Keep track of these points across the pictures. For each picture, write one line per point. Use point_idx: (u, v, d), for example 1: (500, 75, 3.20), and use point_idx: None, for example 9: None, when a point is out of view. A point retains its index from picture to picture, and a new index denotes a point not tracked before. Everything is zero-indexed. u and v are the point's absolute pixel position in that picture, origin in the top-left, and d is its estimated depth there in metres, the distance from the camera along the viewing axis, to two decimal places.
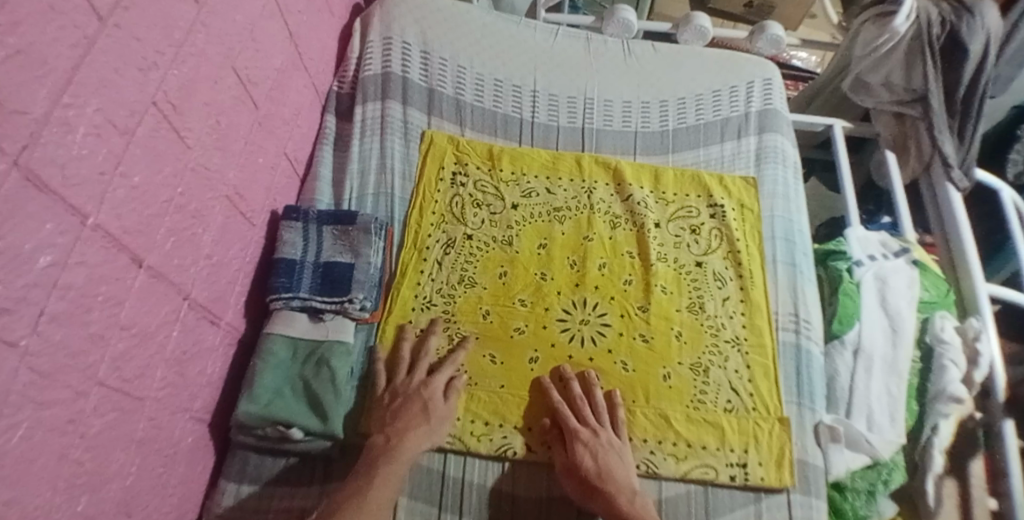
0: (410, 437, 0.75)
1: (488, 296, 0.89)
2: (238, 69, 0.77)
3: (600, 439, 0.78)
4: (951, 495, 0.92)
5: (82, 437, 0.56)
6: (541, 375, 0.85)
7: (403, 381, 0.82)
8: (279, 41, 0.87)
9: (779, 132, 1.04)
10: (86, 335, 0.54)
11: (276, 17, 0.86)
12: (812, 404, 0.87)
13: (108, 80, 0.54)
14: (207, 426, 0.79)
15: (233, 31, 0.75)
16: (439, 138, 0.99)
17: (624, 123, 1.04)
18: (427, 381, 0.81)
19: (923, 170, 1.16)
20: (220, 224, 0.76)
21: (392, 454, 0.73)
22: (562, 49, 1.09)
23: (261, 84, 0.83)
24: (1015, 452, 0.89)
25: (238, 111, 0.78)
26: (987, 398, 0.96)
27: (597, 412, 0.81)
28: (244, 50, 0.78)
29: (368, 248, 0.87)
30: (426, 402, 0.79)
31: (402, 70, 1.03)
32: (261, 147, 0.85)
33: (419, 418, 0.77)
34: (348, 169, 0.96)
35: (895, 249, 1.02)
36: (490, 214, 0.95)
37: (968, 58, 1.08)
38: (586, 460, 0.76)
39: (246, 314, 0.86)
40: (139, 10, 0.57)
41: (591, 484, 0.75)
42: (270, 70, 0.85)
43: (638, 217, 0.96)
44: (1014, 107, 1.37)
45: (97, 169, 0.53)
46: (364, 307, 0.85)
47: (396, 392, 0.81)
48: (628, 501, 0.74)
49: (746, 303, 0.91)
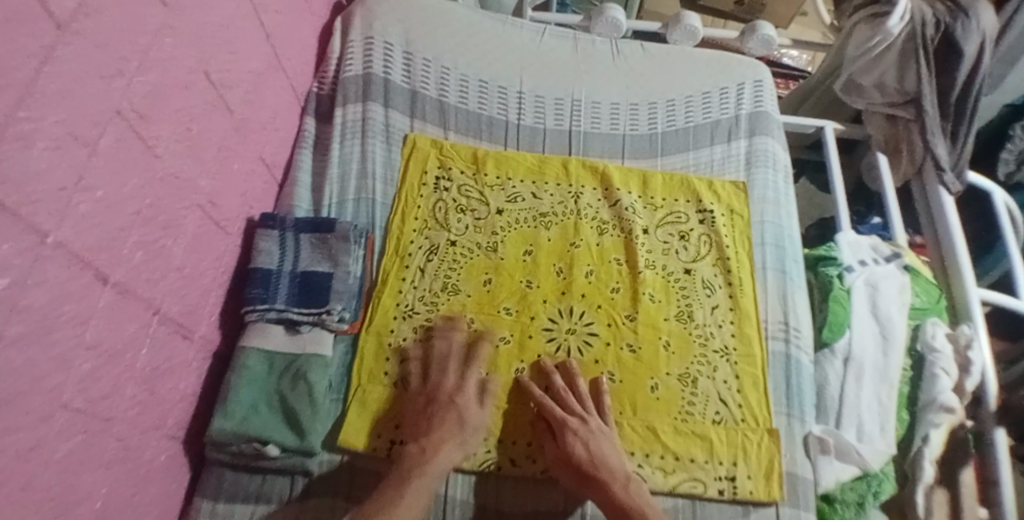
0: (442, 452, 0.73)
1: (472, 305, 0.86)
2: (211, 74, 0.74)
3: (589, 427, 0.76)
4: (942, 505, 0.89)
5: (47, 463, 0.53)
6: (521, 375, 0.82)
7: (437, 383, 0.79)
8: (255, 43, 0.84)
9: (770, 135, 1.01)
10: (49, 357, 0.51)
11: (251, 18, 0.82)
12: (802, 414, 0.85)
13: (69, 90, 0.50)
14: (181, 443, 0.76)
15: (205, 34, 0.72)
16: (422, 141, 0.96)
17: (612, 125, 1.02)
18: (461, 385, 0.78)
19: (915, 173, 1.14)
20: (192, 234, 0.73)
21: (426, 464, 0.71)
22: (550, 50, 1.06)
23: (236, 89, 0.80)
24: (1006, 462, 0.89)
25: (211, 116, 0.75)
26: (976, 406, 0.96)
27: (584, 403, 0.78)
28: (217, 53, 0.74)
29: (347, 257, 0.84)
30: (461, 411, 0.76)
31: (384, 71, 0.99)
32: (236, 153, 0.82)
33: (453, 427, 0.75)
34: (328, 174, 0.93)
35: (887, 254, 1.01)
36: (474, 219, 0.92)
37: (963, 60, 1.06)
38: (578, 449, 0.74)
39: (220, 326, 0.83)
40: (102, 16, 0.54)
41: (583, 473, 0.73)
42: (245, 74, 0.82)
43: (626, 223, 0.93)
44: (1008, 106, 1.37)
45: (58, 184, 0.50)
46: (343, 318, 0.82)
47: (430, 396, 0.78)
48: (622, 486, 0.72)
49: (736, 312, 0.89)
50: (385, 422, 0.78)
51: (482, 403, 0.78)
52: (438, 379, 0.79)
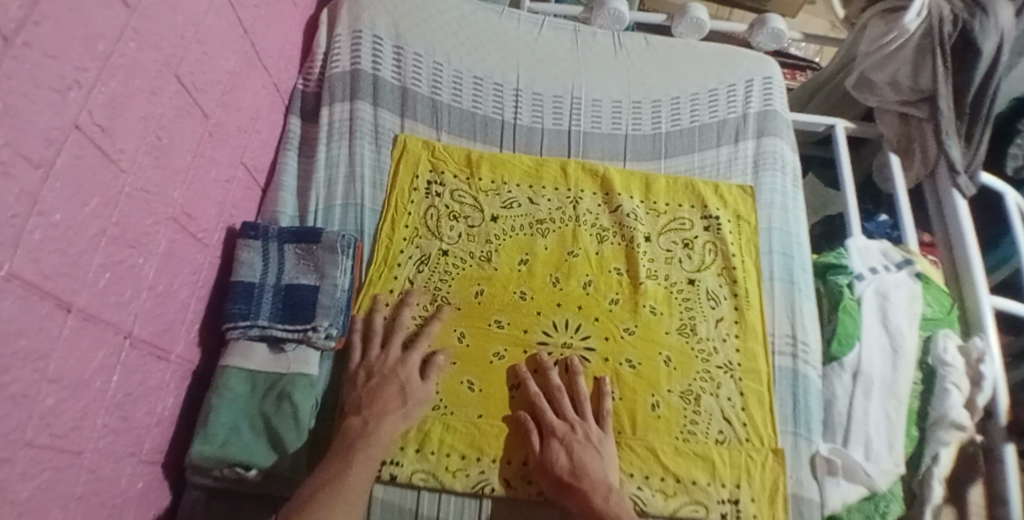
0: (385, 424, 0.71)
1: (463, 318, 0.82)
2: (181, 77, 0.68)
3: (577, 435, 0.73)
4: None
5: (11, 505, 0.48)
6: (517, 363, 0.80)
7: (378, 357, 0.77)
8: (230, 40, 0.78)
9: (779, 135, 0.96)
10: (6, 397, 0.46)
11: (226, 13, 0.76)
12: (809, 433, 0.82)
13: (17, 107, 0.45)
14: (160, 466, 0.72)
15: (173, 34, 0.66)
16: (412, 143, 0.90)
17: (614, 125, 0.96)
18: (403, 358, 0.76)
19: (927, 174, 1.09)
20: (164, 250, 0.68)
21: (368, 437, 0.69)
22: (548, 43, 1.00)
23: (210, 92, 0.74)
24: (1015, 478, 0.86)
25: (182, 122, 0.69)
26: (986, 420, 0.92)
27: (580, 409, 0.76)
28: (187, 55, 0.69)
29: (334, 269, 0.79)
30: (404, 384, 0.74)
31: (373, 67, 0.93)
32: (212, 160, 0.76)
33: (396, 401, 0.73)
34: (314, 179, 0.88)
35: (898, 260, 0.96)
36: (467, 226, 0.87)
37: (981, 58, 1.00)
38: (559, 457, 0.72)
39: (198, 343, 0.78)
40: (53, 23, 0.48)
41: (562, 481, 0.71)
42: (220, 74, 0.76)
43: (627, 230, 0.88)
44: (1015, 100, 1.34)
45: (8, 212, 0.45)
46: (330, 335, 0.76)
47: (371, 370, 0.75)
48: (604, 498, 0.69)
49: (741, 325, 0.85)
50: None
51: (425, 378, 0.76)
52: (386, 352, 0.77)
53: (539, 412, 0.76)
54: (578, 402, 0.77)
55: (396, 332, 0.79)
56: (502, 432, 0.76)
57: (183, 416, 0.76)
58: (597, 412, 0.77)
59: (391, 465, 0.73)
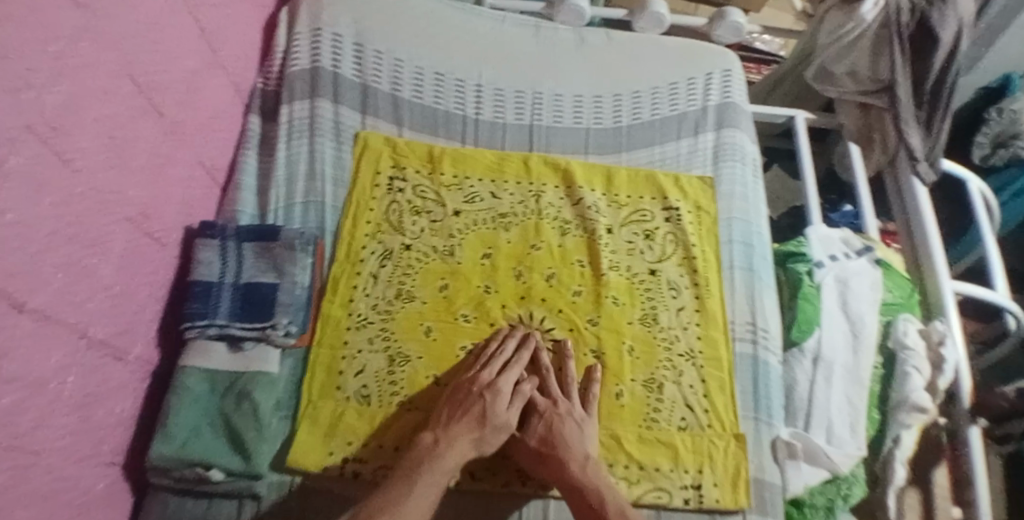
0: (454, 447, 0.69)
1: (429, 312, 0.82)
2: (138, 78, 0.68)
3: (559, 410, 0.75)
4: (913, 506, 0.91)
5: None
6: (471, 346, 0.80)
7: (470, 378, 0.75)
8: (187, 40, 0.78)
9: (738, 127, 0.98)
10: None
11: (183, 14, 0.76)
12: (770, 417, 0.83)
13: None
14: (121, 467, 0.72)
15: (130, 34, 0.66)
16: (374, 140, 0.90)
17: (575, 119, 0.97)
18: (494, 382, 0.74)
19: (888, 162, 1.11)
20: (122, 250, 0.68)
21: (436, 461, 0.67)
22: (510, 39, 1.00)
23: (167, 92, 0.74)
24: (980, 458, 0.87)
25: (139, 121, 0.69)
26: (952, 403, 0.94)
27: (566, 388, 0.78)
28: (144, 55, 0.69)
29: (292, 266, 0.80)
30: (487, 408, 0.72)
31: (333, 64, 0.93)
32: (171, 159, 0.77)
33: (474, 423, 0.71)
34: (274, 177, 0.87)
35: (858, 247, 0.98)
36: (430, 222, 0.87)
37: (938, 47, 1.02)
38: (538, 431, 0.74)
39: (158, 342, 0.79)
40: (10, 25, 0.48)
41: (540, 453, 0.72)
42: (178, 74, 0.76)
43: (589, 222, 0.89)
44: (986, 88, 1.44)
45: None
46: (290, 332, 0.77)
47: (456, 394, 0.74)
48: (581, 466, 0.70)
49: (702, 314, 0.86)
50: (337, 438, 0.74)
51: (512, 401, 0.74)
52: (483, 372, 0.75)
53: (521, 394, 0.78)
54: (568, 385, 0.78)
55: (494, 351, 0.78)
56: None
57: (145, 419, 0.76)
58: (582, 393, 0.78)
59: (353, 462, 0.73)
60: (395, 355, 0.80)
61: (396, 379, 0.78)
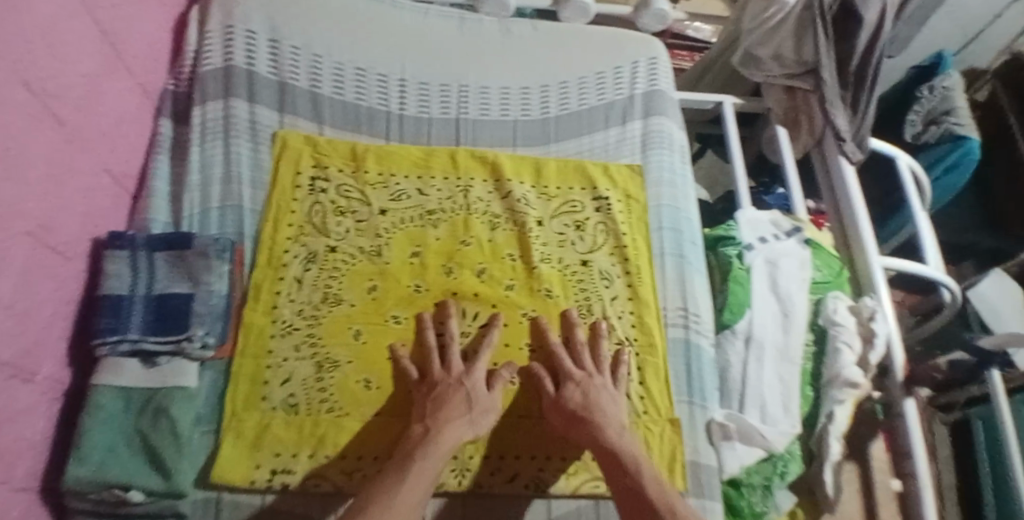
0: (449, 431, 0.69)
1: (358, 315, 0.80)
2: (33, 84, 0.62)
3: (594, 381, 0.76)
4: (852, 481, 0.92)
5: None
6: (394, 345, 0.78)
7: (437, 370, 0.76)
8: (87, 42, 0.72)
9: (665, 114, 0.99)
10: None
11: (81, 14, 0.70)
12: (704, 400, 0.84)
13: None
14: (36, 492, 0.68)
15: (24, 37, 0.60)
16: (293, 139, 0.87)
17: (503, 112, 0.96)
18: (467, 371, 0.75)
19: (815, 143, 1.14)
20: (23, 264, 0.63)
21: (431, 446, 0.67)
22: (434, 31, 0.99)
23: (64, 97, 0.68)
24: (917, 430, 0.86)
25: (37, 131, 0.64)
26: (885, 376, 0.94)
27: (597, 362, 0.79)
28: (39, 59, 0.63)
29: (208, 274, 0.77)
30: (470, 392, 0.73)
31: (247, 62, 0.90)
32: (72, 168, 0.71)
33: (463, 407, 0.71)
34: (187, 182, 0.84)
35: (787, 228, 1.00)
36: (356, 222, 0.85)
37: (861, 27, 1.03)
38: (575, 396, 0.74)
39: (69, 359, 0.74)
40: None
41: (576, 415, 0.73)
42: (76, 77, 0.70)
43: (519, 215, 0.88)
44: (917, 69, 1.54)
45: None
46: (207, 344, 0.74)
47: (434, 384, 0.74)
48: (617, 433, 0.71)
49: (635, 301, 0.87)
50: (264, 451, 0.72)
51: (491, 388, 0.75)
52: (450, 363, 0.76)
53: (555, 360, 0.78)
54: (598, 360, 0.80)
55: (449, 345, 0.78)
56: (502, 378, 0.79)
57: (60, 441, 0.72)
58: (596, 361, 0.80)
59: (282, 473, 0.71)
60: (323, 361, 0.77)
61: (325, 385, 0.76)
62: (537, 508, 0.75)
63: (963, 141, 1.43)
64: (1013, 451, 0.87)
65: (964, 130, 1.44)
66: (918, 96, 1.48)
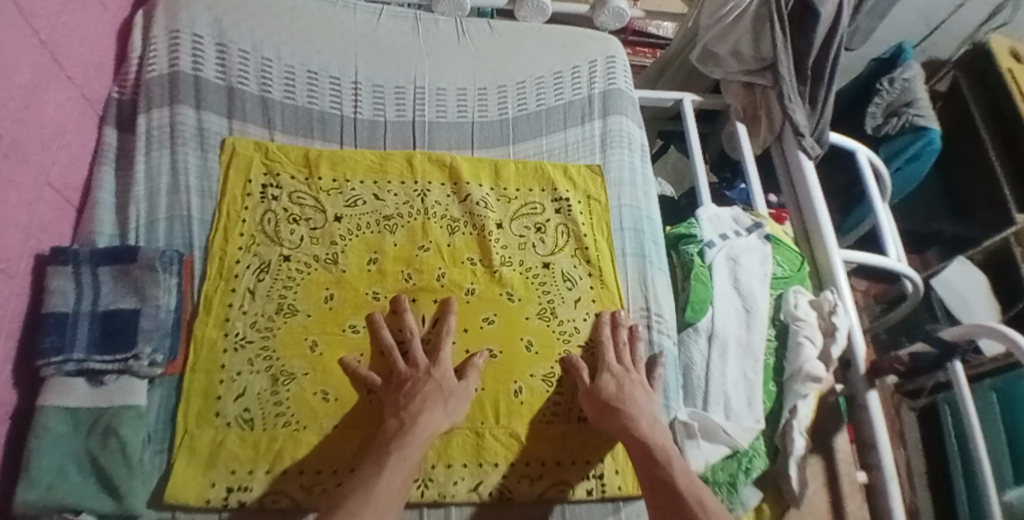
0: (423, 421, 0.68)
1: (314, 325, 0.77)
2: None
3: (629, 375, 0.78)
4: (817, 474, 0.88)
5: None
6: (345, 354, 0.76)
7: (406, 366, 0.74)
8: (26, 51, 0.67)
9: (624, 113, 0.99)
10: None
11: (19, 22, 0.65)
12: (667, 400, 0.85)
13: None
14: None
15: None
16: (242, 145, 0.85)
17: (460, 113, 0.95)
18: (435, 362, 0.74)
19: (775, 139, 1.14)
20: None
21: (405, 438, 0.66)
22: (387, 33, 0.97)
23: (3, 109, 0.63)
24: (881, 421, 0.88)
25: None
26: (847, 369, 0.95)
27: (636, 360, 0.81)
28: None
29: (156, 288, 0.72)
30: (440, 383, 0.72)
31: (193, 67, 0.87)
32: (12, 182, 0.64)
33: (436, 399, 0.70)
34: (132, 193, 0.80)
35: (748, 225, 1.01)
36: (310, 229, 0.82)
37: (818, 23, 1.03)
38: (609, 386, 0.76)
39: (14, 384, 0.66)
40: None
41: (609, 405, 0.74)
42: (15, 88, 0.65)
43: (478, 218, 0.87)
44: (877, 61, 1.56)
45: None
46: (156, 362, 0.70)
47: (403, 378, 0.73)
48: (648, 427, 0.72)
49: (598, 302, 0.86)
50: (218, 468, 0.68)
51: (462, 378, 0.74)
52: (416, 358, 0.74)
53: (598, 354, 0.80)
54: (638, 357, 0.81)
55: (410, 339, 0.76)
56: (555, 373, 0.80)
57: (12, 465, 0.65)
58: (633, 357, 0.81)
59: (239, 491, 0.68)
60: (278, 374, 0.74)
61: (281, 399, 0.72)
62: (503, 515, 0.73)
63: (924, 132, 1.46)
64: (977, 435, 0.86)
65: (925, 122, 1.47)
66: (879, 88, 1.51)
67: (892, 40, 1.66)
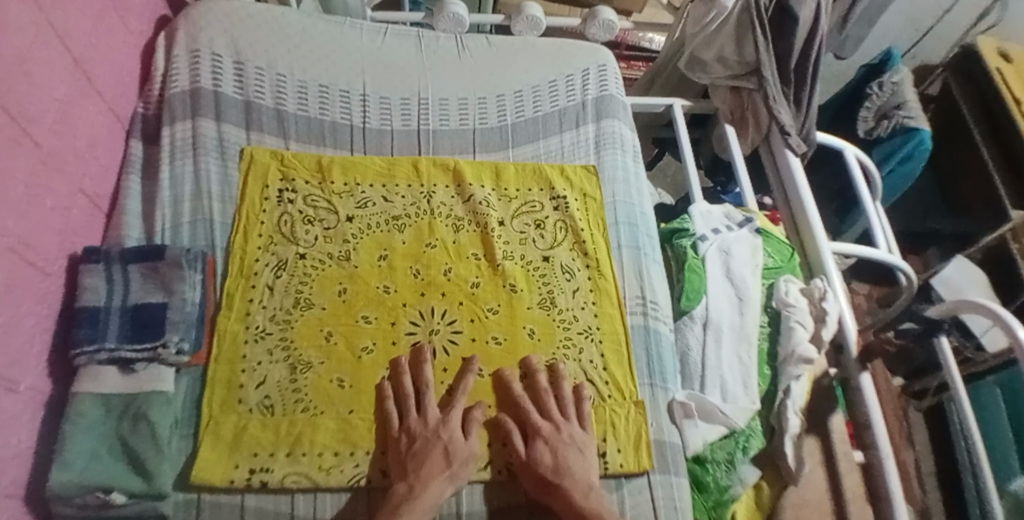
0: (432, 486, 0.69)
1: (329, 317, 0.81)
2: (10, 108, 0.63)
3: (561, 435, 0.76)
4: (814, 454, 0.89)
5: None
6: (383, 379, 0.78)
7: (417, 420, 0.75)
8: (59, 68, 0.73)
9: (616, 117, 1.05)
10: None
11: (52, 42, 0.72)
12: (665, 382, 0.88)
13: None
14: (22, 499, 0.64)
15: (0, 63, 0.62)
16: (260, 154, 0.91)
17: (461, 121, 1.01)
18: (445, 418, 0.74)
19: (762, 139, 1.19)
20: (7, 277, 0.61)
21: (415, 502, 0.67)
22: (392, 49, 1.04)
23: (39, 120, 0.69)
24: (876, 401, 0.88)
25: (13, 153, 0.64)
26: (841, 353, 0.97)
27: (563, 410, 0.79)
28: (15, 84, 0.64)
29: (182, 284, 0.78)
30: (448, 445, 0.72)
31: (213, 83, 0.94)
32: (48, 188, 0.70)
33: (441, 462, 0.71)
34: (159, 199, 0.86)
35: (739, 220, 1.05)
36: (323, 229, 0.88)
37: (798, 25, 1.09)
38: (545, 456, 0.74)
39: (51, 374, 0.71)
40: None
41: (547, 479, 0.72)
42: (50, 102, 0.71)
43: (481, 217, 0.92)
44: (867, 66, 1.61)
45: None
46: (182, 350, 0.75)
47: (414, 435, 0.73)
48: (583, 496, 0.71)
49: (596, 292, 0.90)
50: (241, 451, 0.72)
51: (468, 436, 0.75)
52: (426, 412, 0.75)
53: (526, 412, 0.78)
54: (565, 408, 0.79)
55: (428, 393, 0.77)
56: (569, 361, 0.84)
57: (49, 450, 0.69)
58: (566, 411, 0.79)
59: (260, 472, 0.71)
60: (296, 363, 0.78)
61: (299, 386, 0.77)
62: (510, 491, 0.76)
63: (914, 132, 1.50)
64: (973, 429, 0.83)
65: (916, 122, 1.51)
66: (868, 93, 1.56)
67: (881, 47, 1.73)
